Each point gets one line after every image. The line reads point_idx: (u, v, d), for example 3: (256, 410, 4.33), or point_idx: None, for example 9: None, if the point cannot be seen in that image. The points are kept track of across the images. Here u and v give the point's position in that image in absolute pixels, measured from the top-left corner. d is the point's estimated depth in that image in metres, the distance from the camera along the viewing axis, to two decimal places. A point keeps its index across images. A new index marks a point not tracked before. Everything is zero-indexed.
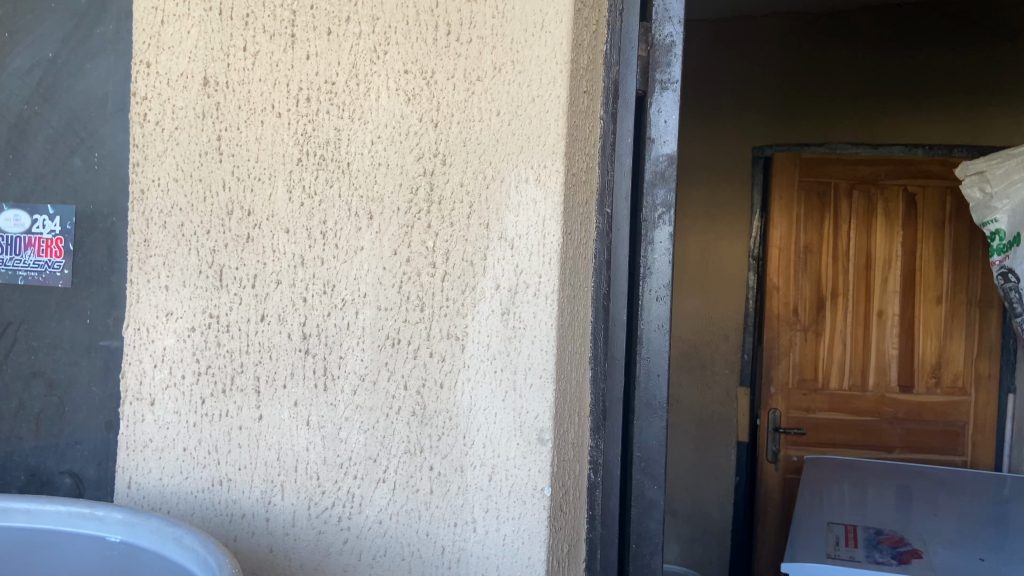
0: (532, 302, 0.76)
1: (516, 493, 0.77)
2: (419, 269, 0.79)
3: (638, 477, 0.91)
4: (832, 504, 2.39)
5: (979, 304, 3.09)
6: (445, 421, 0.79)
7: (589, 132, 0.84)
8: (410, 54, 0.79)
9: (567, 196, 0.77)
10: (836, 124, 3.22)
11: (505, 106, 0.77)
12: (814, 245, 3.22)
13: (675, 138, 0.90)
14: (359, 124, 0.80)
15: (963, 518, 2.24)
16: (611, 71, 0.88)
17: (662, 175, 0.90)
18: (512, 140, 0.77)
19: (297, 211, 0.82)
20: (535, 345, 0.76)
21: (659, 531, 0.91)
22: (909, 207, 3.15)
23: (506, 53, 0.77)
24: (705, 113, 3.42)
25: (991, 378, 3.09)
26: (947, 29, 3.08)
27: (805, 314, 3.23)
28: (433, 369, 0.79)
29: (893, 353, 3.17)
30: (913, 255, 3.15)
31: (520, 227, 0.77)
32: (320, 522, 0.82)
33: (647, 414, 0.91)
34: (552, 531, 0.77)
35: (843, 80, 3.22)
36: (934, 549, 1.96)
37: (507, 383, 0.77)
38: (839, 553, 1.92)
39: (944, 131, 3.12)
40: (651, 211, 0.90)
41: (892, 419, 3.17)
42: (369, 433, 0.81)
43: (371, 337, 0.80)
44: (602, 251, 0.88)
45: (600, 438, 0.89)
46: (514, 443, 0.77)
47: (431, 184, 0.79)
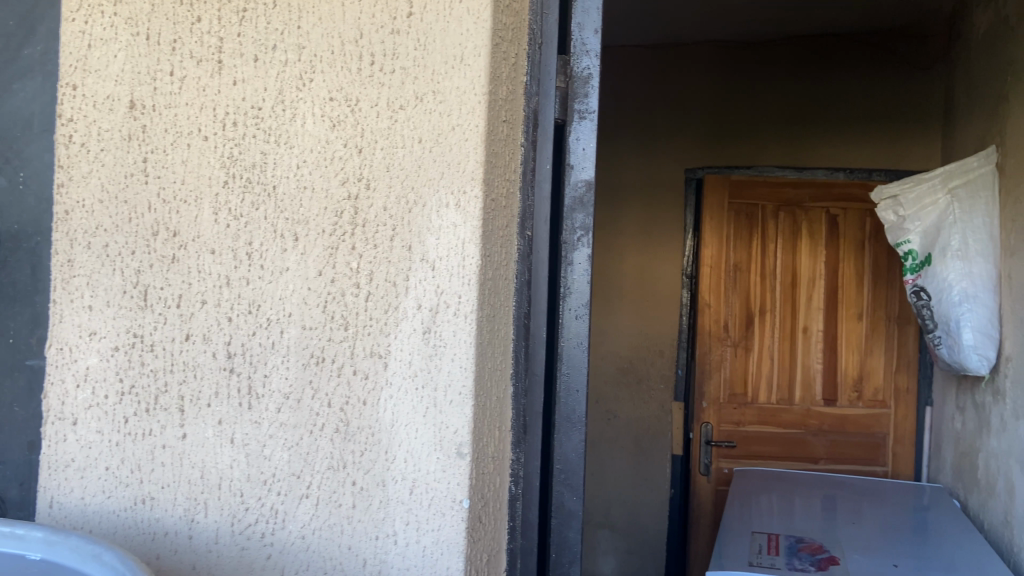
0: (452, 321, 0.80)
1: (436, 506, 0.80)
2: (343, 288, 0.81)
3: (558, 487, 0.96)
4: (760, 514, 2.47)
5: (898, 320, 3.25)
6: (368, 437, 0.81)
7: (509, 158, 0.88)
8: (335, 83, 0.82)
9: (486, 220, 0.81)
10: (764, 148, 3.37)
11: (427, 134, 0.81)
12: (743, 263, 3.35)
13: (592, 164, 0.97)
14: (285, 148, 0.83)
15: (882, 527, 2.34)
16: (531, 101, 0.93)
17: (580, 200, 0.97)
18: (433, 166, 0.81)
19: (223, 232, 0.83)
20: (455, 361, 0.80)
21: (578, 540, 0.96)
22: (832, 227, 3.30)
23: (427, 83, 0.81)
24: (641, 134, 3.53)
25: (909, 392, 3.21)
26: (866, 60, 3.27)
27: (735, 330, 3.36)
28: (356, 387, 0.81)
29: (818, 367, 3.31)
30: (836, 273, 3.29)
31: (441, 249, 0.80)
32: (243, 538, 0.83)
33: (567, 428, 0.97)
34: (470, 542, 0.80)
35: (770, 106, 3.37)
36: (851, 556, 2.05)
37: (428, 400, 0.80)
38: (761, 561, 2.00)
39: (864, 156, 3.28)
40: (571, 234, 0.96)
41: (818, 431, 3.30)
42: (293, 450, 0.82)
43: (297, 356, 0.82)
44: (523, 272, 0.92)
45: (522, 452, 0.92)
46: (434, 457, 0.80)
47: (355, 208, 0.82)
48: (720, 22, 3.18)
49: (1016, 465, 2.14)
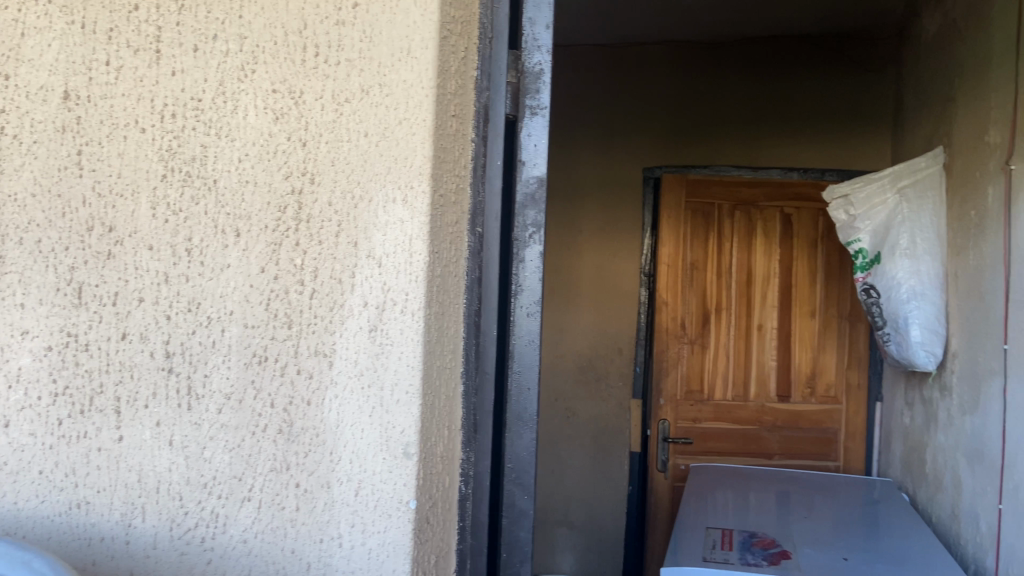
0: (399, 319, 0.79)
1: (382, 507, 0.79)
2: (287, 286, 0.79)
3: (509, 486, 0.96)
4: (715, 510, 2.49)
5: (849, 318, 3.32)
6: (312, 438, 0.80)
7: (459, 154, 0.87)
8: (278, 74, 0.80)
9: (434, 215, 0.81)
10: (720, 148, 3.40)
11: (373, 128, 0.80)
12: (700, 261, 3.39)
13: (544, 161, 0.97)
14: (226, 141, 0.80)
15: (833, 521, 2.39)
16: (482, 95, 0.92)
17: (532, 197, 0.96)
18: (380, 160, 0.80)
19: (162, 228, 0.80)
20: (402, 360, 0.79)
21: (529, 540, 0.96)
22: (786, 226, 3.35)
23: (373, 76, 0.80)
24: (600, 133, 3.54)
25: (860, 388, 3.28)
26: (818, 61, 3.33)
27: (692, 327, 3.39)
28: (300, 386, 0.79)
29: (772, 364, 3.36)
30: (790, 272, 3.35)
31: (388, 246, 0.79)
32: (183, 543, 0.80)
33: (518, 427, 0.96)
34: (417, 543, 0.80)
35: (726, 106, 3.41)
36: (803, 550, 2.09)
37: (374, 399, 0.79)
38: (715, 556, 2.01)
39: (817, 156, 3.33)
40: (522, 231, 0.96)
41: (773, 427, 3.35)
42: (234, 452, 0.80)
43: (238, 355, 0.80)
44: (474, 268, 0.91)
45: (472, 451, 0.91)
46: (380, 457, 0.79)
47: (300, 203, 0.80)
48: (677, 23, 3.20)
49: (962, 459, 2.20)
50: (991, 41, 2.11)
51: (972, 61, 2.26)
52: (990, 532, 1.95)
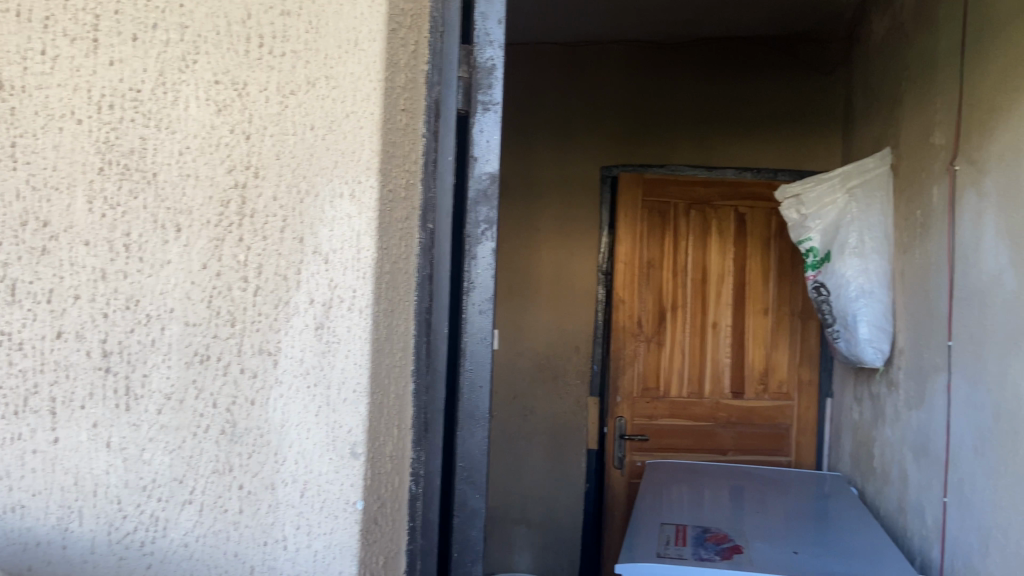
0: (346, 316, 0.78)
1: (328, 508, 0.78)
2: (230, 283, 0.77)
3: (460, 486, 0.95)
4: (670, 506, 2.51)
5: (800, 316, 3.39)
6: (256, 439, 0.78)
7: (409, 149, 0.86)
8: (221, 65, 0.78)
9: (383, 211, 0.80)
10: (676, 147, 3.44)
11: (319, 121, 0.79)
12: (656, 260, 3.42)
13: (496, 157, 0.96)
14: (166, 134, 0.78)
15: (786, 515, 2.42)
16: (433, 91, 0.91)
17: (484, 194, 0.96)
18: (327, 154, 0.79)
19: (99, 223, 0.77)
20: (349, 359, 0.78)
21: (480, 539, 0.95)
22: (740, 226, 3.41)
23: (319, 68, 0.79)
24: (557, 131, 3.54)
25: (811, 384, 3.35)
26: (771, 63, 3.39)
27: (648, 325, 3.42)
28: (244, 386, 0.78)
29: (726, 361, 3.41)
30: (743, 270, 3.40)
31: (335, 242, 0.78)
32: (121, 547, 0.77)
33: (470, 425, 0.95)
34: (365, 544, 0.79)
35: (681, 106, 3.45)
36: (754, 545, 2.11)
37: (320, 399, 0.78)
38: (669, 552, 2.03)
39: (770, 156, 3.38)
40: (474, 227, 0.96)
41: (727, 423, 3.39)
42: (174, 454, 0.78)
43: (178, 354, 0.77)
44: (424, 265, 0.90)
45: (422, 450, 0.90)
46: (327, 458, 0.78)
47: (243, 197, 0.78)
48: (634, 23, 3.22)
49: (908, 453, 2.26)
50: (936, 46, 2.16)
51: (918, 64, 2.32)
52: (935, 524, 2.00)
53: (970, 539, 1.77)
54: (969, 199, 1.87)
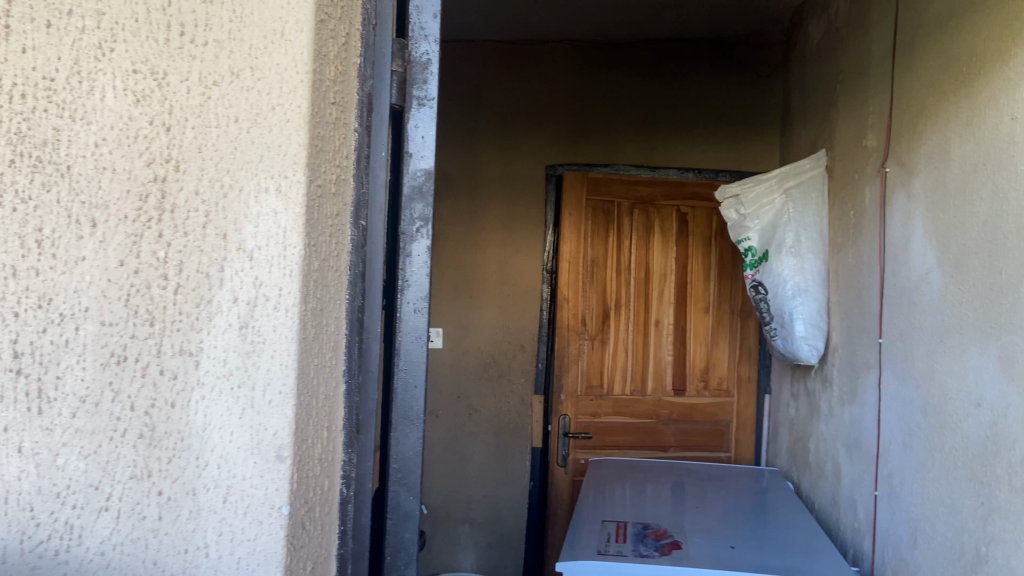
0: (271, 315, 0.75)
1: (252, 513, 0.76)
2: (149, 280, 0.74)
3: (394, 488, 0.93)
4: (612, 503, 2.53)
5: (740, 314, 3.45)
6: (176, 443, 0.75)
7: (340, 144, 0.84)
8: (139, 53, 0.75)
9: (310, 208, 0.78)
10: (619, 147, 3.47)
11: (244, 113, 0.76)
12: (600, 259, 3.44)
13: (432, 153, 0.95)
14: (81, 125, 0.73)
15: (725, 511, 2.46)
16: (366, 84, 0.88)
17: (419, 190, 0.94)
18: (252, 148, 0.76)
19: (8, 217, 0.72)
20: (275, 359, 0.76)
21: (414, 542, 0.93)
22: (682, 225, 3.46)
23: (244, 59, 0.76)
24: (502, 130, 3.54)
25: (750, 381, 3.42)
26: (713, 65, 3.45)
27: (592, 324, 3.44)
28: (163, 388, 0.74)
29: (669, 359, 3.45)
30: (686, 269, 3.45)
31: (260, 238, 0.76)
32: (34, 557, 0.73)
33: (404, 426, 0.94)
34: (291, 550, 0.76)
35: (625, 106, 3.48)
36: (692, 540, 2.14)
37: (244, 400, 0.75)
38: (609, 549, 2.04)
39: (711, 157, 3.45)
40: (409, 225, 0.94)
41: (668, 420, 3.44)
42: (90, 459, 0.73)
43: (93, 355, 0.73)
44: (357, 263, 0.88)
45: (353, 452, 0.88)
46: (251, 462, 0.76)
47: (163, 192, 0.75)
48: (578, 22, 3.23)
49: (841, 448, 2.31)
50: (869, 50, 2.22)
51: (852, 68, 2.38)
52: (867, 517, 2.05)
53: (899, 531, 1.82)
54: (899, 200, 1.92)
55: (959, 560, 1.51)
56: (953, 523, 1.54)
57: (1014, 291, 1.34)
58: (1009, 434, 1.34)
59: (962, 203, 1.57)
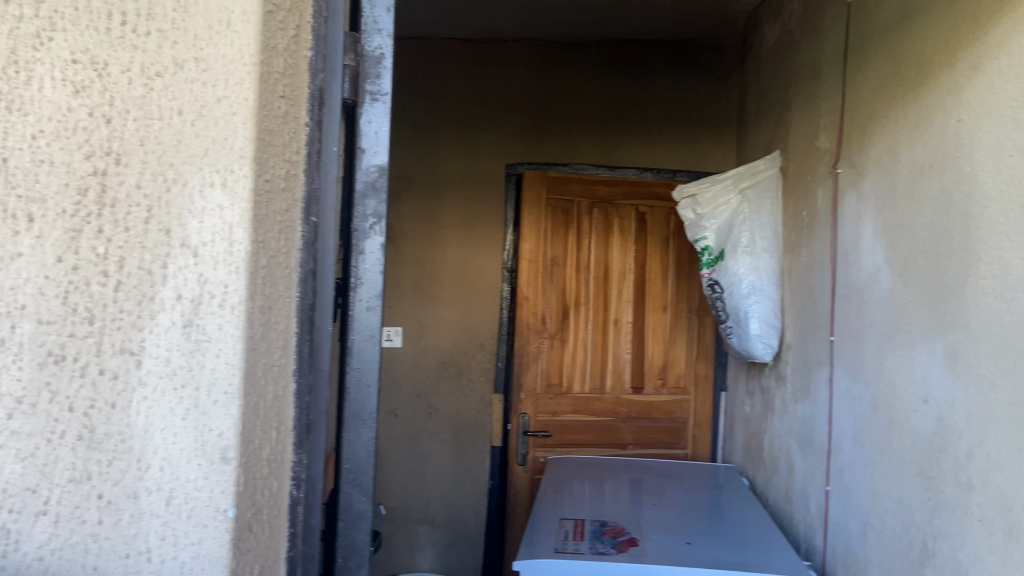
0: (216, 313, 0.74)
1: (195, 517, 0.74)
2: (88, 278, 0.71)
3: (346, 489, 0.92)
4: (571, 501, 2.53)
5: (697, 312, 3.50)
6: (117, 445, 0.72)
7: (290, 138, 0.82)
8: (79, 43, 0.72)
9: (257, 203, 0.76)
10: (579, 147, 3.48)
11: (188, 105, 0.74)
12: (560, 257, 3.45)
13: (385, 149, 0.94)
14: (18, 116, 0.70)
15: (682, 507, 2.48)
16: (317, 78, 0.86)
17: (373, 186, 0.93)
18: (196, 141, 0.74)
19: None
20: (220, 359, 0.74)
21: (366, 543, 0.92)
22: (641, 224, 3.49)
23: (188, 49, 0.74)
24: (462, 128, 3.52)
25: (707, 379, 3.47)
26: (670, 65, 3.48)
27: (552, 322, 3.45)
28: (103, 388, 0.72)
29: (627, 357, 3.47)
30: (644, 268, 3.48)
31: (204, 234, 0.74)
32: None
33: (356, 426, 0.93)
34: (236, 554, 0.75)
35: (584, 105, 3.49)
36: (650, 537, 2.16)
37: (188, 401, 0.74)
38: (566, 547, 2.04)
39: (669, 157, 3.48)
40: (362, 221, 0.93)
41: (627, 418, 3.46)
42: (26, 462, 0.70)
43: (30, 355, 0.70)
44: (307, 260, 0.86)
45: (304, 453, 0.86)
46: (195, 464, 0.74)
47: (103, 185, 0.72)
48: (538, 21, 3.23)
49: (794, 444, 2.36)
50: (821, 53, 2.27)
51: (805, 71, 2.42)
52: (819, 512, 2.09)
53: (849, 525, 1.86)
54: (850, 200, 1.96)
55: (907, 554, 1.54)
56: (902, 517, 1.57)
57: (958, 290, 1.38)
58: (955, 429, 1.37)
59: (910, 203, 1.61)
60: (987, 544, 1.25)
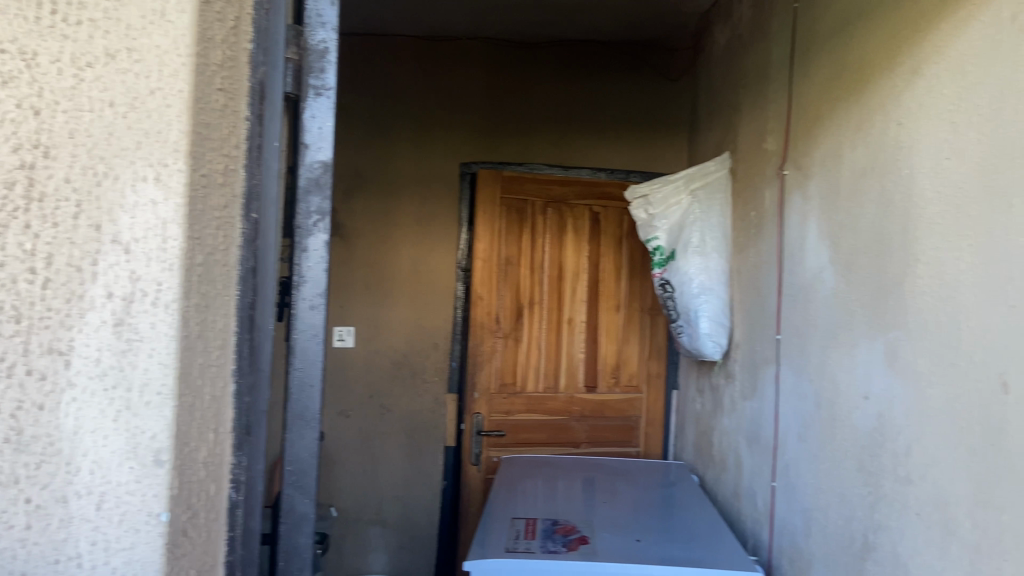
0: (149, 312, 0.71)
1: (128, 521, 0.71)
2: (14, 275, 0.68)
3: (288, 491, 0.90)
4: (524, 500, 2.53)
5: (649, 312, 3.54)
6: (45, 447, 0.69)
7: (229, 132, 0.79)
8: (7, 32, 0.69)
9: (192, 198, 0.74)
10: (533, 147, 3.49)
11: (120, 97, 0.72)
12: (514, 257, 3.45)
13: (329, 145, 0.92)
14: None
15: (634, 505, 2.50)
16: (258, 71, 0.83)
17: (316, 182, 0.92)
18: (128, 134, 0.72)
19: None
20: (153, 358, 0.72)
21: (309, 546, 0.91)
22: (594, 224, 3.51)
23: (120, 39, 0.72)
24: (416, 126, 3.50)
25: (659, 377, 3.51)
26: (624, 66, 3.51)
27: (506, 322, 3.44)
28: (31, 389, 0.69)
29: (581, 356, 3.49)
30: (598, 268, 3.50)
31: (137, 230, 0.71)
32: None
33: (299, 427, 0.91)
34: (171, 558, 0.73)
35: (539, 105, 3.50)
36: (600, 534, 2.17)
37: (119, 402, 0.71)
38: (517, 546, 2.04)
39: (622, 158, 3.51)
40: (306, 219, 0.91)
41: (581, 417, 3.47)
42: None
43: None
44: (247, 259, 0.83)
45: (243, 454, 0.84)
46: (127, 467, 0.71)
47: (30, 179, 0.69)
48: (492, 20, 3.22)
49: (742, 441, 2.39)
50: (769, 57, 2.31)
51: (753, 75, 2.47)
52: (765, 508, 2.12)
53: (794, 520, 1.89)
54: (795, 202, 2.00)
55: (849, 548, 1.58)
56: (844, 512, 1.61)
57: (898, 289, 1.41)
58: (895, 425, 1.41)
59: (852, 205, 1.64)
60: (925, 538, 1.28)
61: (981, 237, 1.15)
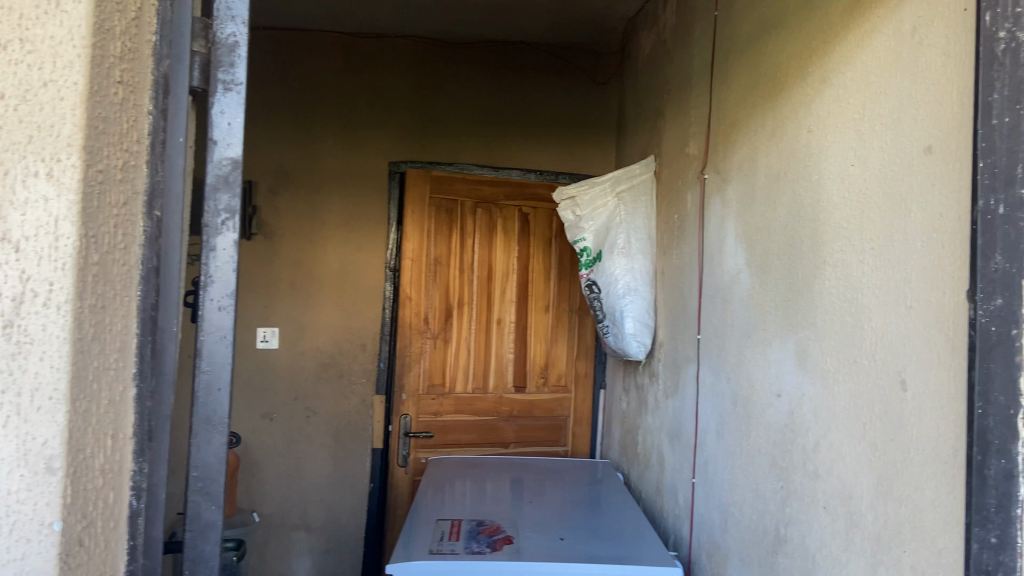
0: (40, 313, 0.68)
1: (18, 531, 0.68)
2: None
3: (194, 498, 0.87)
4: (451, 501, 2.53)
5: (577, 312, 3.58)
6: None
7: (129, 126, 0.77)
8: None
9: (88, 194, 0.71)
10: (463, 147, 3.48)
11: (12, 89, 0.69)
12: (443, 257, 3.44)
13: (239, 142, 0.90)
14: None
15: (560, 504, 2.52)
16: (161, 64, 0.81)
17: (224, 180, 0.89)
18: (20, 128, 0.69)
19: None
20: (44, 362, 0.68)
21: (215, 554, 0.88)
22: (524, 225, 3.52)
23: (13, 29, 0.69)
24: (344, 124, 3.44)
25: (587, 377, 3.55)
26: (552, 69, 3.54)
27: (434, 322, 3.43)
28: None
29: (510, 357, 3.50)
30: (527, 269, 3.52)
31: (28, 228, 0.68)
32: None
33: (206, 431, 0.88)
34: (65, 570, 0.69)
35: (468, 106, 3.50)
36: (524, 534, 2.18)
37: (9, 408, 0.68)
38: (442, 547, 2.03)
39: (550, 159, 3.54)
40: (213, 217, 0.88)
41: (510, 417, 3.49)
42: None
43: None
44: (150, 258, 0.81)
45: (146, 461, 0.81)
46: (17, 475, 0.68)
47: None
48: (420, 18, 3.21)
49: (665, 439, 2.44)
50: (691, 65, 2.36)
51: (676, 81, 2.52)
52: (686, 504, 2.17)
53: (713, 515, 1.94)
54: (715, 206, 2.05)
55: (762, 540, 1.63)
56: (758, 506, 1.66)
57: (807, 288, 1.46)
58: (804, 422, 1.46)
59: (767, 209, 1.69)
60: (831, 530, 1.33)
61: (882, 241, 1.20)
